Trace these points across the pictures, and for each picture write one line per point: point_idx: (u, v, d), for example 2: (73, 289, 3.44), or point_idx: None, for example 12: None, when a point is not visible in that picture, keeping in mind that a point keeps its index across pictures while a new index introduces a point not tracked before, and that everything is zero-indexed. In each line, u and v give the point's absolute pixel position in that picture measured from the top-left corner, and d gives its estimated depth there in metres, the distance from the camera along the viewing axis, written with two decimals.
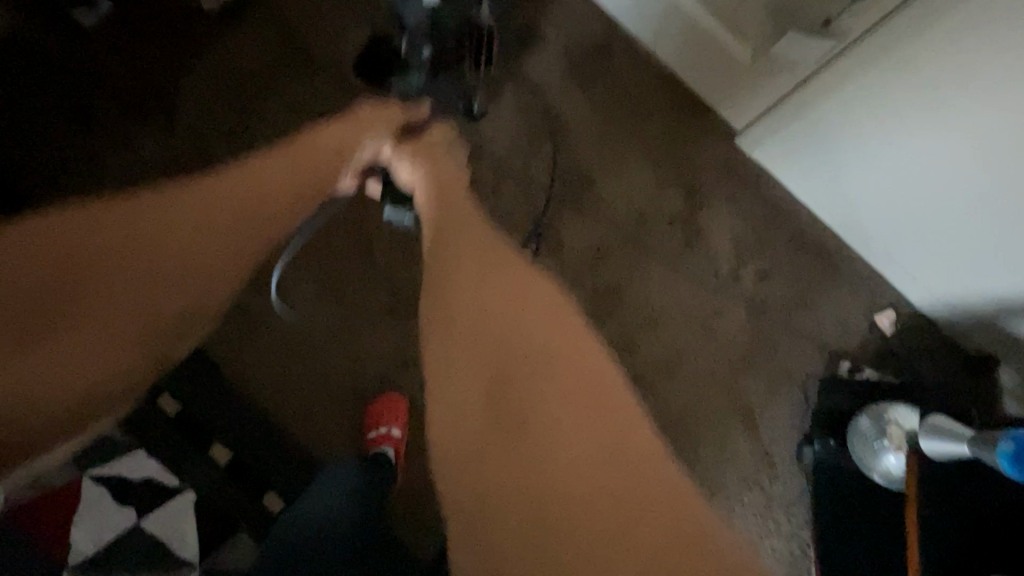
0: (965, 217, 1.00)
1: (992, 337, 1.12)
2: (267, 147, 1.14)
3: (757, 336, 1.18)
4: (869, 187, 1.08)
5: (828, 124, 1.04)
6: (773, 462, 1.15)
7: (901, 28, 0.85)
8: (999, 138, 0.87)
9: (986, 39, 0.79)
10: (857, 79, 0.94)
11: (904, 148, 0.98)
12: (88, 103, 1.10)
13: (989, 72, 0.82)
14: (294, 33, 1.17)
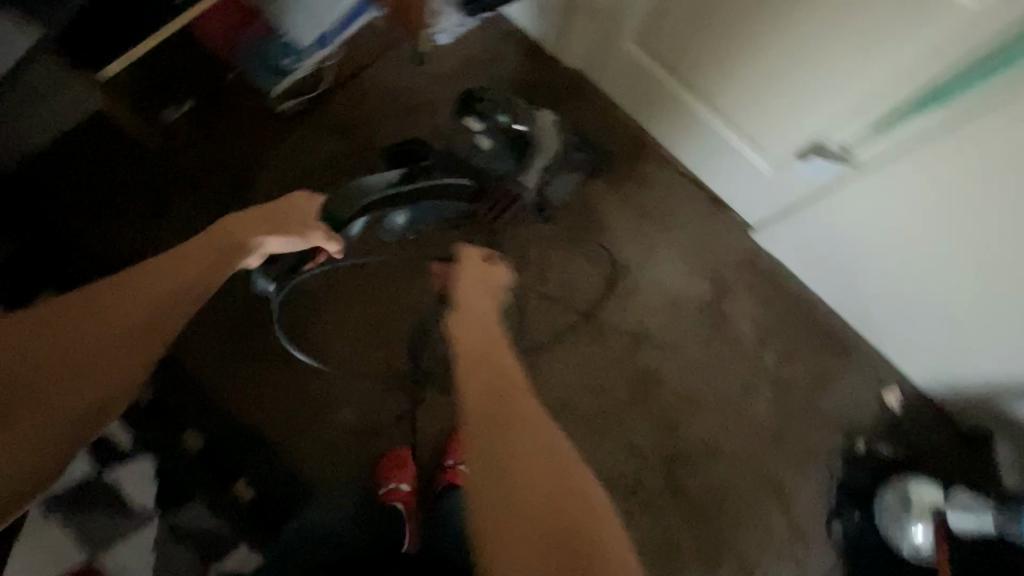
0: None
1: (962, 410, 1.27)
2: None
3: (781, 415, 1.28)
4: (874, 292, 1.21)
5: (839, 233, 1.17)
6: (804, 535, 1.22)
7: (908, 171, 0.97)
8: (959, 279, 1.06)
9: (927, 216, 1.01)
10: (910, 189, 0.99)
11: (973, 249, 1.00)
12: (164, 194, 1.19)
13: (939, 223, 1.00)
14: (359, 133, 1.28)
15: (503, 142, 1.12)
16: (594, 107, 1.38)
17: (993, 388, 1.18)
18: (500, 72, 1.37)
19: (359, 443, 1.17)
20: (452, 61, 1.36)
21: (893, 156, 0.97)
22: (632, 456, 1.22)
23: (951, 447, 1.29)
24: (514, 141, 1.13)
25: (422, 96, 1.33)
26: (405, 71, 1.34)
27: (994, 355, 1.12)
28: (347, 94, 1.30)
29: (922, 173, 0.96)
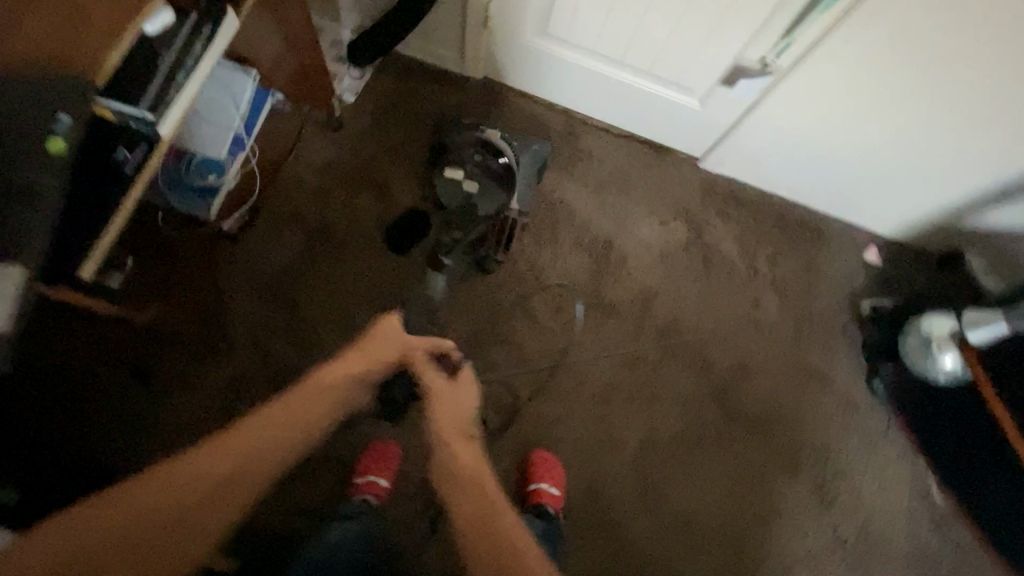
0: (963, 142, 1.13)
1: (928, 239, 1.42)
2: (331, 326, 1.19)
3: (791, 310, 1.38)
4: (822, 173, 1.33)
5: (777, 136, 1.26)
6: (855, 404, 1.32)
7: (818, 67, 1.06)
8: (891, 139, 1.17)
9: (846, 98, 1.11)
10: (825, 81, 1.09)
11: (894, 111, 1.11)
12: (144, 359, 1.12)
13: (858, 100, 1.11)
14: (310, 219, 1.25)
15: (486, 176, 1.24)
16: (515, 107, 1.41)
17: (950, 212, 1.32)
18: (415, 107, 1.37)
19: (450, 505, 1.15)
20: (368, 119, 1.34)
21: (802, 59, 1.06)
22: (688, 405, 1.27)
23: (933, 275, 1.44)
24: (496, 170, 1.23)
25: (352, 159, 1.31)
26: (325, 143, 1.31)
27: (939, 188, 1.26)
28: (281, 187, 1.26)
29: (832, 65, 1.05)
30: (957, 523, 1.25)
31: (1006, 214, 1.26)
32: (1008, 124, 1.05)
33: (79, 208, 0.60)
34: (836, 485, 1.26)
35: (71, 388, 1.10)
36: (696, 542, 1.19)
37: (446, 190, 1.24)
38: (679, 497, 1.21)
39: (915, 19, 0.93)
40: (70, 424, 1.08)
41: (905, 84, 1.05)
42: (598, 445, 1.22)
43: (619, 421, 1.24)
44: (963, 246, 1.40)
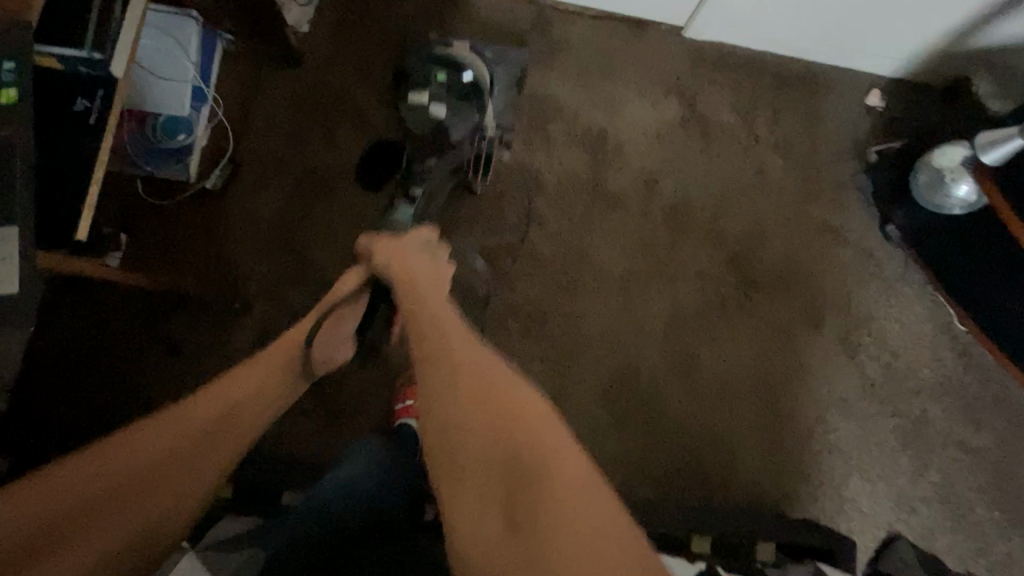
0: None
1: (933, 71, 1.36)
2: (340, 265, 1.17)
3: (798, 169, 1.34)
4: (818, 14, 1.24)
5: None
6: (871, 252, 1.32)
7: None
8: None
9: None
10: None
11: None
12: (166, 329, 1.12)
13: None
14: (294, 162, 1.20)
15: (455, 95, 1.15)
16: (482, 4, 1.31)
17: (954, 33, 1.25)
18: (375, 24, 1.27)
19: None
20: (326, 45, 1.25)
21: None
22: (707, 281, 1.27)
23: (941, 107, 1.38)
24: (462, 89, 1.14)
25: (320, 91, 1.23)
26: (289, 79, 1.23)
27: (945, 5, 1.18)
28: (256, 135, 1.20)
29: None
30: (979, 345, 1.29)
31: (1012, 21, 1.20)
32: None
33: (59, 172, 0.62)
34: (859, 330, 1.29)
35: (97, 370, 1.10)
36: (732, 406, 1.23)
37: (414, 117, 1.15)
38: (709, 368, 1.24)
39: None
40: (107, 405, 1.09)
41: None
42: (623, 335, 1.24)
43: (642, 309, 1.25)
44: (968, 69, 1.34)
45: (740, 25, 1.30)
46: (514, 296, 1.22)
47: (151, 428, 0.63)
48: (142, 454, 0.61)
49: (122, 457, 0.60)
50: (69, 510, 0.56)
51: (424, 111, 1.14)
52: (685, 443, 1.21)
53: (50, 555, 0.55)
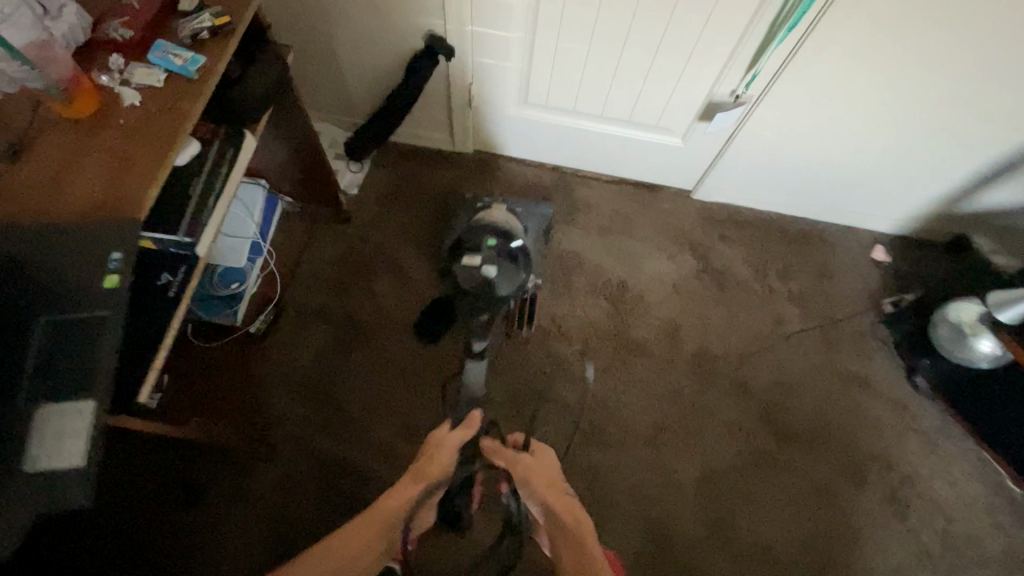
0: (940, 127, 1.17)
1: (935, 229, 1.44)
2: (367, 411, 1.20)
3: (816, 319, 1.38)
4: (818, 180, 1.37)
5: (765, 152, 1.31)
6: (906, 405, 1.29)
7: (786, 88, 1.12)
8: (872, 140, 1.23)
9: (819, 111, 1.17)
10: (797, 99, 1.15)
11: (871, 112, 1.16)
12: (189, 475, 1.11)
13: (834, 110, 1.17)
14: (332, 310, 1.27)
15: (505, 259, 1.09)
16: (511, 173, 1.48)
17: (947, 199, 1.35)
18: (418, 190, 1.44)
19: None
20: (372, 205, 1.41)
21: (772, 83, 1.12)
22: (738, 433, 1.24)
23: (949, 262, 1.45)
24: (512, 253, 1.09)
25: (362, 246, 1.36)
26: (337, 234, 1.37)
27: (938, 175, 1.29)
28: (300, 284, 1.29)
29: (799, 87, 1.12)
30: None
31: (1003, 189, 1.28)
32: (979, 105, 1.11)
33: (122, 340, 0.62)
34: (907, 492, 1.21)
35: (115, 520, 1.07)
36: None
37: (463, 280, 1.08)
38: (749, 531, 1.16)
39: (868, 29, 0.99)
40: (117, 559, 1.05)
41: (869, 90, 1.11)
42: (652, 492, 1.18)
43: (670, 460, 1.21)
44: (967, 228, 1.42)
45: (744, 188, 1.44)
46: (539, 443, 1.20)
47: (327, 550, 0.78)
48: (321, 567, 0.75)
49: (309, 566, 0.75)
50: None
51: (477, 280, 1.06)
52: None
53: None
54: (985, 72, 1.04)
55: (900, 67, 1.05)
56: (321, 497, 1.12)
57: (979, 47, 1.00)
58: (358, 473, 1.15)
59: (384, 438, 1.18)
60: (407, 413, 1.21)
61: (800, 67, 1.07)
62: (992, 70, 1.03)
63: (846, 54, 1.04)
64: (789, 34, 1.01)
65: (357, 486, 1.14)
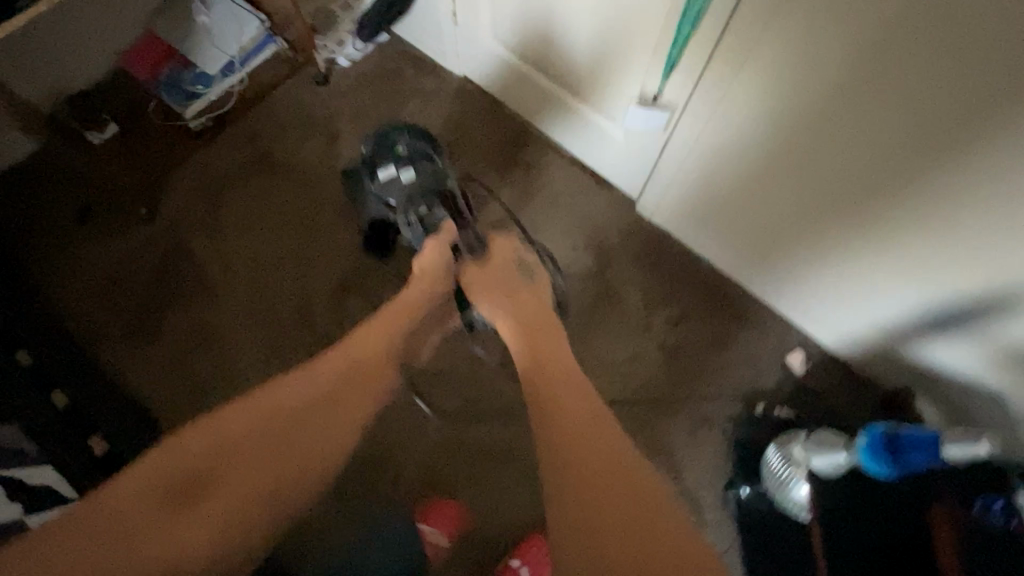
0: (891, 236, 0.95)
1: (878, 367, 1.17)
2: (235, 229, 1.36)
3: (672, 381, 1.23)
4: (755, 236, 1.16)
5: (701, 173, 1.13)
6: (699, 508, 1.14)
7: (714, 93, 0.96)
8: (813, 205, 1.00)
9: (751, 139, 0.99)
10: (729, 114, 0.97)
11: (812, 166, 0.95)
12: (89, 200, 1.35)
13: (768, 147, 0.98)
14: (263, 145, 1.45)
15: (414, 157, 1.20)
16: (482, 106, 1.48)
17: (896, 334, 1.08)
18: (394, 85, 1.51)
19: None
20: (350, 82, 1.52)
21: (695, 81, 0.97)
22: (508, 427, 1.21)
23: (872, 411, 1.18)
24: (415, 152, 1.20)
25: (320, 110, 1.49)
26: (309, 92, 1.51)
27: (890, 292, 1.03)
28: (255, 115, 1.48)
29: (727, 99, 0.95)
30: None
31: (959, 353, 1.01)
32: (942, 209, 0.85)
33: None
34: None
35: (27, 201, 1.35)
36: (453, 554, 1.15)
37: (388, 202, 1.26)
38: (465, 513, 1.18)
39: (806, 43, 0.80)
40: (13, 226, 1.33)
41: (809, 148, 0.93)
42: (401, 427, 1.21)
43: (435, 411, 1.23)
44: (916, 385, 1.14)
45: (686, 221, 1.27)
46: (340, 330, 1.28)
47: (289, 386, 0.72)
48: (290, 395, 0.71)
49: (274, 406, 0.70)
50: (270, 424, 0.68)
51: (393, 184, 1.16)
52: None
53: (206, 492, 0.62)
54: (946, 182, 0.82)
55: (842, 132, 0.87)
56: (158, 270, 1.31)
57: (939, 143, 0.79)
58: (196, 268, 1.32)
59: (230, 256, 1.33)
60: (259, 248, 1.34)
61: (723, 72, 0.92)
62: (954, 182, 0.82)
63: (797, 77, 0.85)
64: (699, 30, 0.90)
65: (185, 284, 1.30)
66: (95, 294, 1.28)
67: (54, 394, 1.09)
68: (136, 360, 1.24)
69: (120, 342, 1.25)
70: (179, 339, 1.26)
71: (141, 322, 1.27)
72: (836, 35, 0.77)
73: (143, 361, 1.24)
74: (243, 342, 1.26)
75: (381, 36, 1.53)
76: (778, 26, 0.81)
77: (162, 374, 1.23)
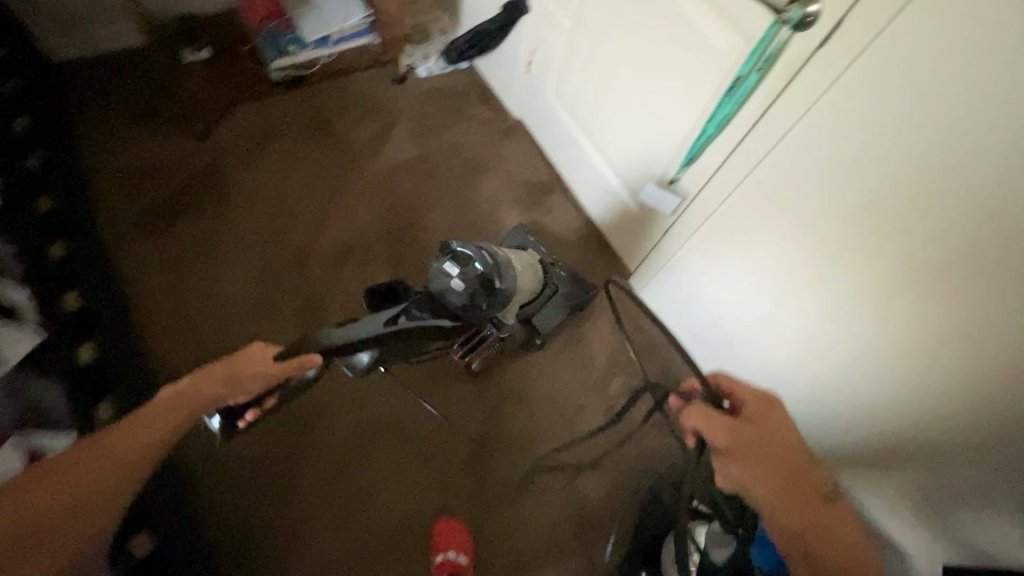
0: (858, 377, 1.01)
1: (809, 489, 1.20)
2: (271, 170, 1.45)
3: (608, 444, 1.26)
4: (730, 323, 1.21)
5: (704, 251, 1.19)
6: (591, 569, 1.15)
7: (736, 170, 1.03)
8: (798, 302, 1.04)
9: (759, 224, 1.04)
10: (746, 195, 1.04)
11: (802, 266, 1.00)
12: (157, 102, 1.45)
13: (774, 235, 1.02)
14: (325, 112, 1.57)
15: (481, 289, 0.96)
16: (526, 149, 1.61)
17: (833, 455, 1.12)
18: (457, 104, 1.66)
19: (199, 329, 1.24)
20: (421, 89, 1.67)
21: (725, 155, 1.04)
22: (442, 431, 1.22)
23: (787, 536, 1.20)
24: (489, 288, 0.98)
25: (386, 101, 1.63)
26: (383, 84, 1.65)
27: (839, 407, 1.07)
28: (329, 85, 1.61)
29: (749, 177, 1.02)
30: None
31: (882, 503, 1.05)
32: (911, 340, 0.89)
33: None
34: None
35: (102, 82, 1.44)
36: (354, 527, 1.12)
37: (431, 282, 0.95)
38: (380, 500, 1.15)
39: (834, 141, 0.86)
40: (79, 97, 1.42)
41: (799, 275, 1.02)
42: (347, 391, 1.23)
43: (381, 391, 1.24)
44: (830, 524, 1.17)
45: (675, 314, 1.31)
46: (327, 289, 1.33)
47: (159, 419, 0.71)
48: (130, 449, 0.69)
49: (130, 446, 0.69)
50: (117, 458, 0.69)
51: (441, 281, 0.92)
52: (278, 515, 1.11)
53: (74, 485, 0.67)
54: (902, 337, 0.90)
55: (832, 271, 0.96)
56: (188, 178, 1.39)
57: (903, 302, 0.87)
58: (222, 190, 1.40)
59: (255, 190, 1.41)
60: (285, 193, 1.43)
61: (752, 151, 0.99)
62: (908, 337, 0.89)
63: (818, 174, 0.90)
64: (738, 116, 0.98)
65: (207, 199, 1.37)
66: (123, 178, 1.35)
67: (54, 244, 1.08)
68: (133, 245, 1.29)
69: (126, 225, 1.30)
70: (176, 246, 1.31)
71: (153, 215, 1.33)
72: (875, 142, 0.81)
73: (138, 249, 1.29)
74: (238, 269, 1.32)
75: (464, 65, 1.69)
76: (809, 134, 0.89)
77: (149, 266, 1.28)
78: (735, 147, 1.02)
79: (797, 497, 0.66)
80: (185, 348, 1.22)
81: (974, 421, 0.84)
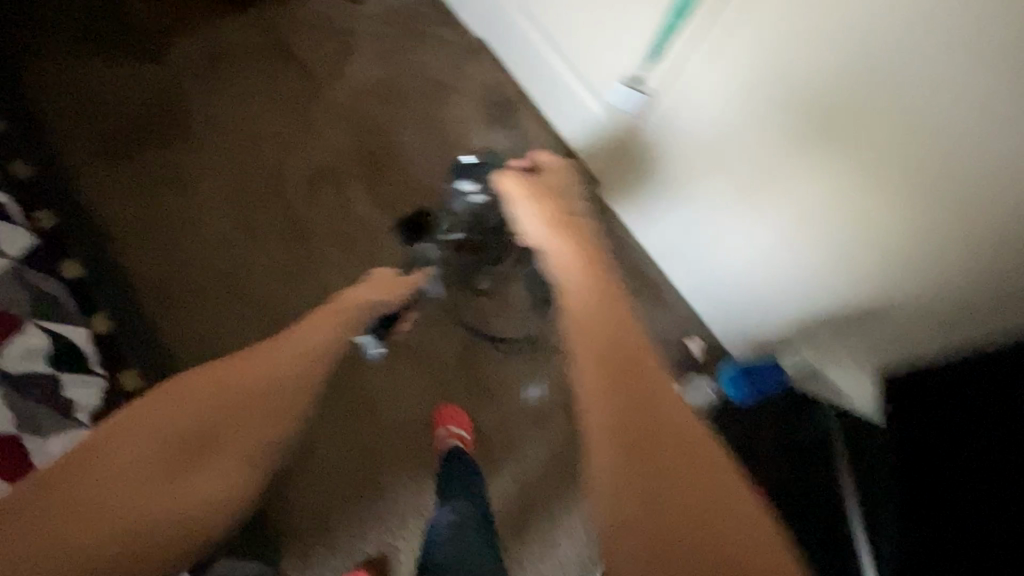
0: (825, 261, 1.12)
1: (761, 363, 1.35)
2: (232, 92, 1.40)
3: None
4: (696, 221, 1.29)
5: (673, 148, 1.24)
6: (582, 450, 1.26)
7: (709, 56, 1.09)
8: (772, 187, 1.12)
9: (743, 111, 1.09)
10: (721, 82, 1.10)
11: (782, 150, 1.07)
12: (97, 24, 1.37)
13: (759, 120, 1.08)
14: (279, 32, 1.50)
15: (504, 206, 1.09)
16: (492, 66, 1.60)
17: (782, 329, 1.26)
18: (418, 20, 1.60)
19: (177, 253, 1.24)
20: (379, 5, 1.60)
21: (695, 42, 1.10)
22: (434, 338, 1.29)
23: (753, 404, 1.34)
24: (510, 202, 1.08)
25: (343, 20, 1.56)
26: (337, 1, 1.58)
27: (794, 284, 1.19)
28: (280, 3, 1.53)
29: (727, 63, 1.07)
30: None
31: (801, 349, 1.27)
32: (899, 206, 0.98)
33: None
34: (501, 498, 1.21)
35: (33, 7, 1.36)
36: (358, 426, 1.21)
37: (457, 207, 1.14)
38: (379, 402, 1.23)
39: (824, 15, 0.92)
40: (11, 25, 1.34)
41: (784, 167, 1.09)
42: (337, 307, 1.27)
43: None
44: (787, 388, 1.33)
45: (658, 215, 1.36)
46: (304, 211, 1.33)
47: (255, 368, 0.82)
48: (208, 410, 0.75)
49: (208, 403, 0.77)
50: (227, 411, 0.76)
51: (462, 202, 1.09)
52: None
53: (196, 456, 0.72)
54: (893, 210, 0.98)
55: (822, 160, 1.03)
56: (146, 102, 1.34)
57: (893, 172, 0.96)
58: (183, 113, 1.35)
59: (218, 113, 1.37)
60: (249, 115, 1.39)
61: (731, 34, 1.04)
62: (888, 207, 0.98)
63: (810, 49, 0.96)
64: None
65: (168, 123, 1.33)
66: (75, 105, 1.30)
67: None
68: (97, 173, 1.26)
69: (87, 152, 1.27)
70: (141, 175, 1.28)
71: (117, 140, 1.29)
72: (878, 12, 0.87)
73: (104, 176, 1.26)
74: (211, 194, 1.30)
75: None
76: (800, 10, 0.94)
77: (118, 193, 1.26)
78: (707, 34, 1.07)
79: (671, 459, 0.65)
80: (168, 270, 1.23)
81: (960, 292, 1.00)
